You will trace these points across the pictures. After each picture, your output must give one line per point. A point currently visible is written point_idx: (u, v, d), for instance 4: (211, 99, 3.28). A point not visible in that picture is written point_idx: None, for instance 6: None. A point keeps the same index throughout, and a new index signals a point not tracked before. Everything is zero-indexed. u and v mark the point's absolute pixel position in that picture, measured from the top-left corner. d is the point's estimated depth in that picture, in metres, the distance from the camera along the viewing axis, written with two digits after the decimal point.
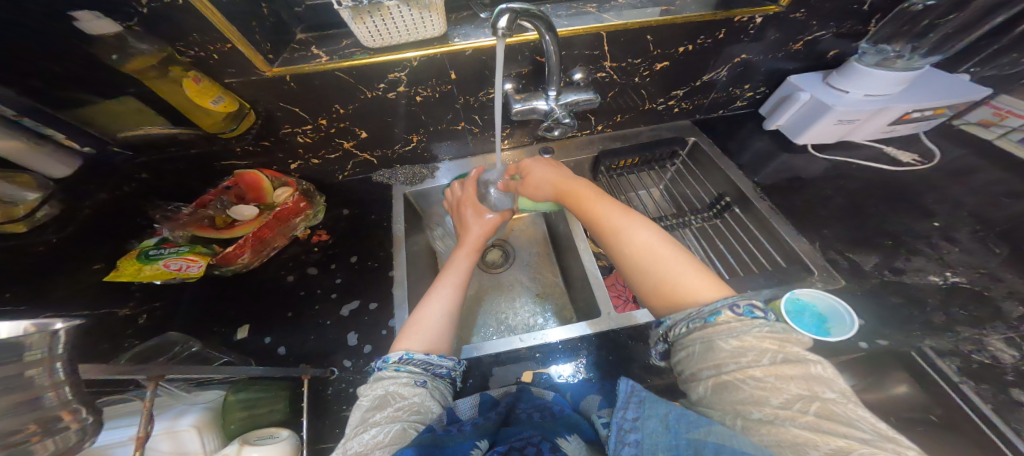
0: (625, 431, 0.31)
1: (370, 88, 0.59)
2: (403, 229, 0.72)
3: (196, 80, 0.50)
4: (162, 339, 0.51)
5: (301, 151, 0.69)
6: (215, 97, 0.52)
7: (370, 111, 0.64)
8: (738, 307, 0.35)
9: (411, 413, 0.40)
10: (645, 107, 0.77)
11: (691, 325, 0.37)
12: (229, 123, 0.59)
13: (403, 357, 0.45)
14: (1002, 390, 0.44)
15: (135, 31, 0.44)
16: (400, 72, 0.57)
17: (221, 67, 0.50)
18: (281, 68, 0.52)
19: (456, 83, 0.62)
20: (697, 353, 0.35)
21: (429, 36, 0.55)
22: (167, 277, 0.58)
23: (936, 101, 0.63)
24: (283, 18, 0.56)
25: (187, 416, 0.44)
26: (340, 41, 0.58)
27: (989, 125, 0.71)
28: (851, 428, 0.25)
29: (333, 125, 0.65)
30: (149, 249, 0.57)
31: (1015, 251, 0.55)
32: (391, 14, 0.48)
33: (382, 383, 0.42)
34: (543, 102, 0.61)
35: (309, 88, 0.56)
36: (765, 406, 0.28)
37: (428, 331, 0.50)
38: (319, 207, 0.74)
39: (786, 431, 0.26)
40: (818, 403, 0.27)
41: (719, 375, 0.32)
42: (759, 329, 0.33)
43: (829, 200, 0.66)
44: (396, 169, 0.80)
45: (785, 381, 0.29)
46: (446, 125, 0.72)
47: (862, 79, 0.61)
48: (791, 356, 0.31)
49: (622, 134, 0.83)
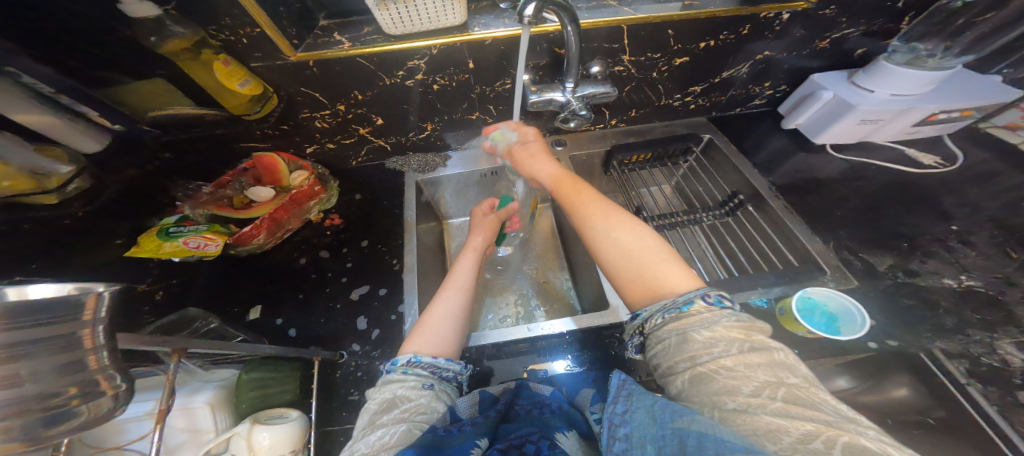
0: (615, 425, 0.33)
1: (389, 75, 0.59)
2: (414, 216, 0.72)
3: (225, 63, 0.51)
4: (182, 315, 0.53)
5: (317, 135, 0.70)
6: (241, 79, 0.53)
7: (388, 97, 0.64)
8: (707, 298, 0.39)
9: (416, 414, 0.41)
10: (661, 103, 0.77)
11: (667, 315, 0.39)
12: (253, 105, 0.60)
13: (411, 360, 0.46)
14: (1009, 393, 0.44)
15: (172, 15, 0.45)
16: (419, 60, 0.57)
17: (248, 51, 0.51)
18: (305, 54, 0.53)
19: (474, 73, 0.62)
20: (673, 345, 0.37)
21: (449, 24, 0.55)
22: (186, 254, 0.58)
23: (964, 103, 0.62)
24: (307, 2, 0.56)
25: (203, 393, 0.47)
26: (362, 28, 0.58)
27: (1016, 129, 0.69)
28: (813, 409, 0.27)
29: (350, 111, 0.65)
30: (170, 226, 0.58)
31: None
32: (414, 2, 0.48)
33: (389, 389, 0.43)
34: (560, 94, 0.61)
35: (330, 74, 0.57)
36: (737, 394, 0.30)
37: (438, 333, 0.50)
38: (333, 191, 0.75)
39: (759, 418, 0.27)
40: (784, 390, 0.29)
41: (695, 367, 0.34)
42: (725, 319, 0.36)
43: (844, 201, 0.66)
44: (409, 157, 0.81)
45: (752, 369, 0.31)
46: (461, 114, 0.72)
47: (888, 78, 0.61)
48: (757, 345, 0.34)
49: (636, 129, 0.83)
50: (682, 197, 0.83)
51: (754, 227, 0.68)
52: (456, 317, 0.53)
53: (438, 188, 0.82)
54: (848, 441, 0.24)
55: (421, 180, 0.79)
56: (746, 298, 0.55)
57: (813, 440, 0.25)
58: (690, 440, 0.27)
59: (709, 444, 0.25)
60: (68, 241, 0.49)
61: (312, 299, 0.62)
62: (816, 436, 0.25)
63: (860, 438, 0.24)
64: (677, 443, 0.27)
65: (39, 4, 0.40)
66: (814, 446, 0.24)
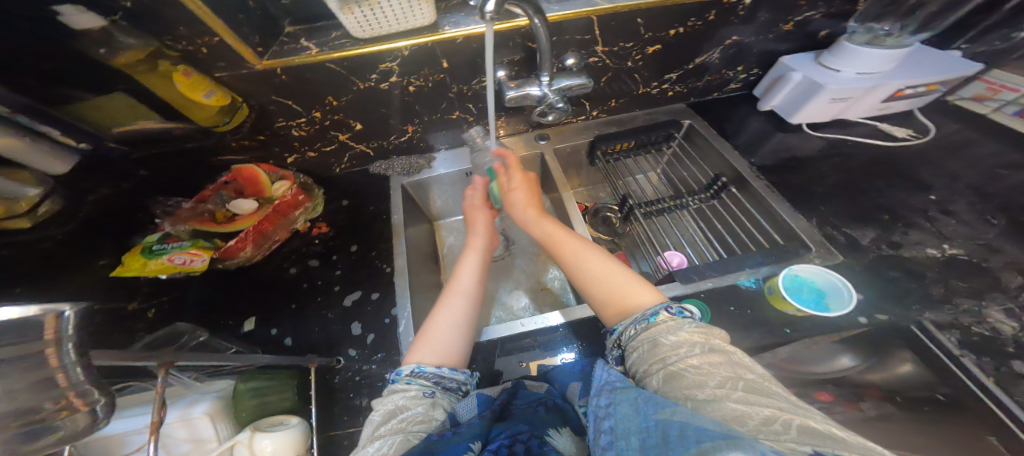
0: (601, 420, 0.33)
1: (362, 79, 0.59)
2: (402, 220, 0.72)
3: (187, 73, 0.50)
4: (171, 330, 0.53)
5: (296, 144, 0.70)
6: (206, 91, 0.53)
7: (364, 102, 0.64)
8: (669, 309, 0.41)
9: (414, 424, 0.40)
10: (640, 92, 0.76)
11: (638, 327, 0.41)
12: (223, 116, 0.59)
13: (415, 370, 0.46)
14: (1004, 362, 0.43)
15: (120, 25, 0.45)
16: (391, 62, 0.57)
17: (210, 61, 0.50)
18: (271, 61, 0.53)
19: (448, 72, 0.62)
20: (645, 351, 0.38)
21: (418, 25, 0.55)
22: (172, 270, 0.59)
23: (931, 77, 0.62)
24: (271, 11, 0.55)
25: (199, 405, 0.46)
26: (330, 33, 0.58)
27: (982, 100, 0.70)
28: (769, 397, 0.28)
29: (327, 118, 0.65)
30: (153, 244, 0.59)
31: (1013, 222, 0.55)
32: (380, 4, 0.48)
33: (390, 398, 0.43)
34: (536, 88, 0.61)
35: (302, 80, 0.57)
36: (704, 386, 0.30)
37: (441, 344, 0.49)
38: (318, 200, 0.75)
39: (726, 406, 0.28)
40: (743, 382, 0.30)
41: (666, 366, 0.35)
42: (688, 325, 0.38)
43: (824, 177, 0.65)
44: (393, 160, 0.80)
45: (715, 366, 0.32)
46: (440, 114, 0.72)
47: (854, 57, 0.61)
48: (715, 347, 0.35)
49: (618, 119, 0.82)
50: (669, 183, 0.83)
51: (740, 209, 0.68)
52: (461, 325, 0.52)
53: (424, 190, 0.81)
54: (802, 424, 0.24)
55: (405, 187, 0.79)
56: (735, 280, 0.55)
57: (773, 422, 0.25)
58: (673, 429, 0.26)
59: (689, 433, 0.25)
60: (45, 261, 0.49)
61: (303, 305, 0.62)
62: (775, 419, 0.25)
63: (812, 421, 0.25)
64: (660, 434, 0.27)
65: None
66: (772, 425, 0.25)
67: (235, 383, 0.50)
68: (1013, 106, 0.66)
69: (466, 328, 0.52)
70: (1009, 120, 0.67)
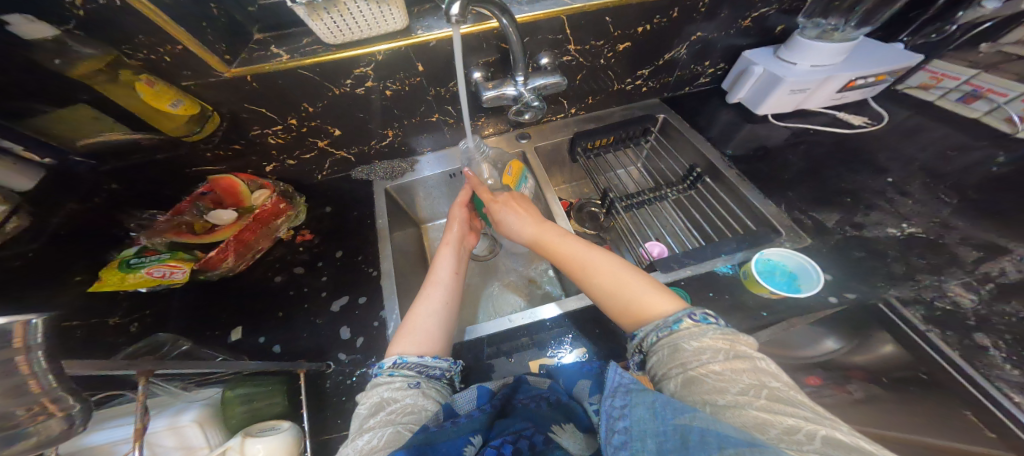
0: (614, 419, 0.33)
1: (337, 84, 0.60)
2: (386, 224, 0.73)
3: (151, 84, 0.51)
4: (153, 339, 0.52)
5: (275, 152, 0.71)
6: (173, 100, 0.53)
7: (339, 107, 0.65)
8: (693, 316, 0.40)
9: (404, 415, 0.41)
10: (615, 88, 0.78)
11: (660, 334, 0.40)
12: (193, 126, 0.59)
13: (397, 361, 0.46)
14: (967, 335, 0.45)
15: (75, 35, 0.45)
16: (365, 66, 0.58)
17: (175, 69, 0.52)
18: (239, 69, 0.54)
19: (424, 75, 0.63)
20: (665, 355, 0.38)
21: (393, 29, 0.56)
22: (152, 284, 0.57)
23: (878, 67, 0.65)
24: (237, 18, 0.57)
25: (188, 412, 0.44)
26: (301, 40, 0.60)
27: (928, 88, 0.77)
28: (794, 407, 0.28)
29: (303, 124, 0.66)
30: (131, 258, 0.57)
31: (963, 199, 0.58)
32: (349, 9, 0.48)
33: (376, 391, 0.43)
34: (511, 88, 0.61)
35: (273, 87, 0.58)
36: (727, 394, 0.31)
37: (420, 333, 0.50)
38: (301, 207, 0.75)
39: (747, 413, 0.28)
40: (767, 390, 0.30)
41: (686, 371, 0.35)
42: (710, 330, 0.37)
43: (790, 165, 0.68)
44: (374, 165, 0.81)
45: (738, 373, 0.32)
46: (420, 117, 0.72)
47: (807, 50, 0.64)
48: (740, 353, 0.34)
49: (595, 116, 0.84)
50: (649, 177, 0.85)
51: (714, 199, 0.69)
52: (439, 313, 0.53)
53: (408, 193, 0.82)
54: (827, 435, 0.25)
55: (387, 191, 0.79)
56: (712, 266, 0.56)
57: (796, 432, 0.26)
58: (694, 435, 0.27)
59: (712, 441, 0.25)
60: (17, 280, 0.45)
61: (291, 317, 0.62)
62: (798, 429, 0.26)
63: (837, 432, 0.26)
64: (679, 438, 0.27)
65: None
66: (799, 434, 0.25)
67: (222, 391, 0.49)
68: (955, 94, 0.73)
69: (446, 317, 0.53)
70: (952, 105, 0.74)
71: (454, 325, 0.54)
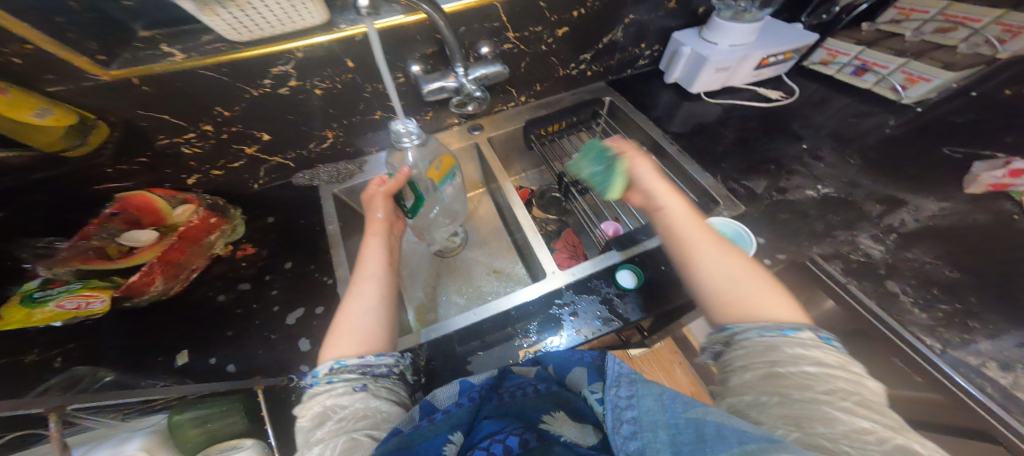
0: (622, 410, 0.35)
1: (255, 84, 0.58)
2: (337, 228, 0.69)
3: (3, 91, 0.43)
4: (66, 375, 0.48)
5: (193, 164, 0.65)
6: (37, 109, 0.45)
7: (268, 108, 0.63)
8: (813, 332, 0.38)
9: (356, 421, 0.39)
10: (560, 74, 0.79)
11: (765, 333, 0.38)
12: (73, 139, 0.51)
13: (333, 367, 0.43)
14: (880, 281, 0.52)
15: None
16: (284, 64, 0.56)
17: (34, 73, 0.45)
18: (122, 71, 0.49)
19: (356, 72, 0.62)
20: (754, 350, 0.37)
21: (311, 24, 0.54)
22: (67, 316, 0.53)
23: (782, 46, 0.74)
24: (115, 17, 0.49)
25: (131, 442, 0.41)
26: (198, 36, 0.54)
27: (828, 63, 0.88)
28: (878, 413, 0.29)
29: (226, 130, 0.63)
30: (33, 291, 0.51)
31: (863, 159, 0.69)
32: (249, 5, 0.45)
33: (317, 400, 0.40)
34: (452, 79, 0.61)
35: (170, 89, 0.54)
36: (811, 389, 0.31)
37: (355, 334, 0.46)
38: (237, 219, 0.70)
39: (823, 411, 0.29)
40: (857, 396, 0.31)
41: (771, 367, 0.35)
42: (826, 348, 0.35)
43: (724, 137, 0.74)
44: (317, 170, 0.78)
45: (833, 377, 0.32)
46: (360, 116, 0.71)
47: (724, 30, 0.71)
48: (852, 371, 0.33)
49: (545, 101, 0.84)
50: None
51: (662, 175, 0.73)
52: (376, 310, 0.50)
53: (358, 196, 0.79)
54: (902, 443, 0.26)
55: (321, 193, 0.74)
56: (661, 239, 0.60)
57: (870, 436, 0.27)
58: (708, 428, 0.29)
59: (731, 435, 0.27)
60: None
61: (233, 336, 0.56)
62: (877, 435, 0.27)
63: (917, 444, 0.27)
64: (694, 433, 0.29)
65: None
66: (891, 444, 0.26)
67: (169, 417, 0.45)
68: (849, 67, 0.85)
69: (384, 314, 0.50)
70: (847, 77, 0.85)
71: (393, 321, 0.51)
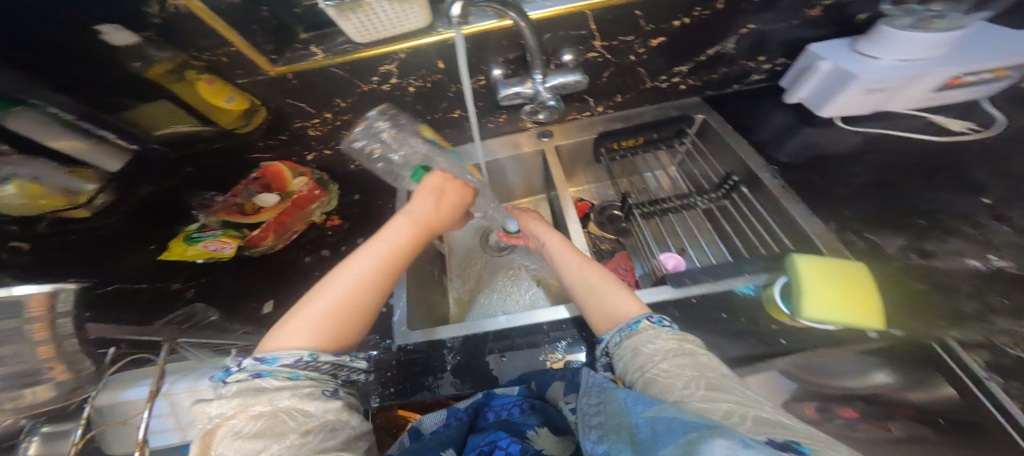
0: (591, 417, 0.36)
1: (599, 76, 0.69)
2: (569, 195, 0.73)
3: (210, 82, 0.55)
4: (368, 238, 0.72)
5: (521, 125, 0.80)
6: (227, 96, 0.57)
7: (601, 93, 0.73)
8: (652, 319, 0.43)
9: (327, 435, 0.33)
10: (929, 172, 0.56)
11: (622, 335, 0.43)
12: (243, 119, 0.64)
13: (303, 359, 0.35)
14: None
15: (240, 52, 0.53)
16: (638, 59, 0.65)
17: (340, 65, 0.58)
18: (426, 44, 0.57)
19: (677, 121, 0.73)
20: (629, 359, 0.40)
21: (670, 33, 0.61)
22: (206, 256, 0.63)
23: None
24: (386, 44, 0.57)
25: (206, 379, 0.44)
26: (550, 42, 0.59)
27: None
28: (724, 394, 0.32)
29: (573, 116, 0.79)
30: (193, 232, 0.63)
31: None
32: (557, 17, 0.56)
33: (269, 397, 0.32)
34: (767, 173, 0.61)
35: (406, 68, 0.61)
36: (674, 389, 0.34)
37: (316, 324, 0.39)
38: (519, 161, 0.81)
39: (692, 406, 0.31)
40: (754, 412, 0.30)
41: (644, 373, 0.37)
42: (665, 334, 0.40)
43: None
44: (595, 171, 0.86)
45: (680, 370, 0.36)
46: (663, 135, 0.74)
47: None
48: (686, 351, 0.38)
49: (929, 173, 0.56)
50: None
51: None
52: (352, 300, 0.42)
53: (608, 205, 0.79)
54: (755, 416, 0.29)
55: (582, 191, 0.88)
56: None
57: (731, 415, 0.30)
58: (662, 424, 0.28)
59: (679, 426, 0.27)
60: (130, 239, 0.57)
61: (500, 263, 0.81)
62: (732, 413, 0.30)
63: (762, 413, 0.30)
64: (649, 428, 0.29)
65: (169, 41, 0.50)
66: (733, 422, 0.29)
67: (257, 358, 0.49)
68: None
69: (357, 306, 0.42)
70: None
71: (368, 318, 0.43)
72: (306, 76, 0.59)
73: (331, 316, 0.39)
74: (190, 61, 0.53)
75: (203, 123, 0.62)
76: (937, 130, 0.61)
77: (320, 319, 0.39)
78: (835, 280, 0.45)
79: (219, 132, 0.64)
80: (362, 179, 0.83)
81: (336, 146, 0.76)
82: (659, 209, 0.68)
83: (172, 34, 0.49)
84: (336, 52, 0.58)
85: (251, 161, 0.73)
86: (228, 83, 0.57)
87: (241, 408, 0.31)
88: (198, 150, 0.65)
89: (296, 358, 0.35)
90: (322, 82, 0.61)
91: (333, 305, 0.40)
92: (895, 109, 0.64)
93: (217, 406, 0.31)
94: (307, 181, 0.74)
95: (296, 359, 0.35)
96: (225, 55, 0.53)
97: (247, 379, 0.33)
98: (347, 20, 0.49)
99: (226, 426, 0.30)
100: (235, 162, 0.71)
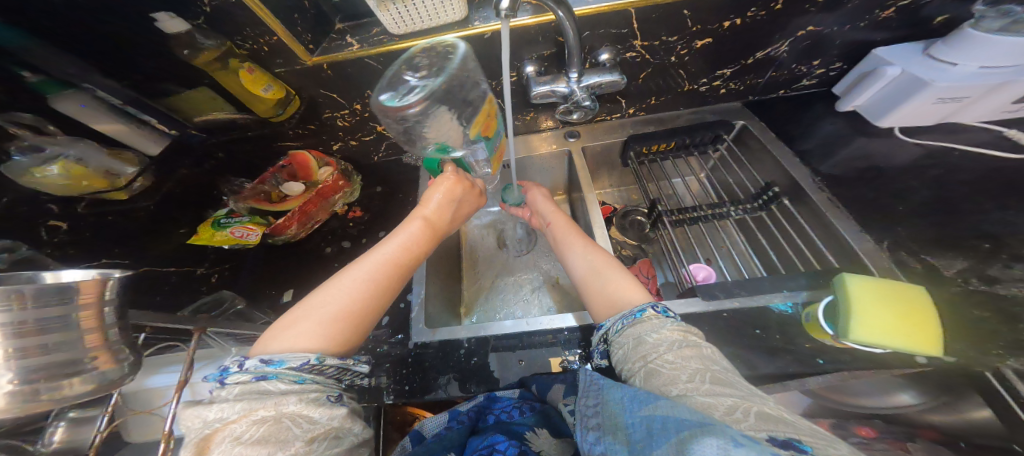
0: (588, 418, 0.34)
1: (636, 77, 0.66)
2: (594, 198, 0.71)
3: (250, 70, 0.55)
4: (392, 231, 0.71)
5: (550, 124, 0.79)
6: (264, 85, 0.57)
7: (635, 94, 0.71)
8: (656, 308, 0.42)
9: (329, 444, 0.32)
10: (987, 193, 0.53)
11: (625, 322, 0.42)
12: (276, 108, 0.64)
13: (310, 363, 0.34)
14: None
15: (280, 41, 0.52)
16: (679, 61, 0.63)
17: (376, 57, 0.57)
18: (464, 38, 0.56)
19: (714, 126, 0.70)
20: (630, 348, 0.39)
21: (714, 35, 0.58)
22: (233, 243, 0.64)
23: None
24: (425, 36, 0.56)
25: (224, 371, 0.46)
26: (590, 40, 0.57)
27: None
28: (732, 388, 0.31)
29: (604, 117, 0.77)
30: (221, 218, 0.64)
31: None
32: (601, 14, 0.54)
33: (273, 401, 0.30)
34: (809, 182, 0.60)
35: None
36: (679, 382, 0.33)
37: (321, 325, 0.38)
38: (543, 160, 0.79)
39: (694, 399, 0.30)
40: (757, 407, 0.28)
41: (647, 364, 0.36)
42: (670, 324, 0.39)
43: None
44: (620, 175, 0.84)
45: (687, 361, 0.34)
46: (697, 140, 0.72)
47: None
48: (690, 343, 0.37)
49: (989, 194, 0.53)
50: None
51: None
52: (360, 302, 0.41)
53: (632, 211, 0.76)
54: (761, 411, 0.28)
55: (605, 194, 0.86)
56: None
57: (736, 411, 0.28)
58: (658, 423, 0.27)
59: (673, 427, 0.26)
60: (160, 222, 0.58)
61: (517, 264, 0.79)
62: (737, 408, 0.28)
63: (766, 407, 0.29)
64: (647, 428, 0.28)
65: (214, 28, 0.50)
66: (734, 415, 0.28)
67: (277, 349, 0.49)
68: None
69: (363, 309, 0.41)
70: None
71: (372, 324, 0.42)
72: (340, 67, 0.58)
73: (341, 319, 0.39)
74: (233, 49, 0.53)
75: (239, 110, 0.62)
76: (1010, 147, 0.57)
77: (325, 320, 0.38)
78: (896, 301, 0.42)
79: (252, 120, 0.64)
80: (385, 172, 0.83)
81: (362, 138, 0.75)
82: (690, 217, 0.65)
83: (217, 23, 0.49)
84: (372, 43, 0.57)
85: (280, 149, 0.73)
86: (267, 72, 0.57)
87: (244, 412, 0.29)
88: (232, 136, 0.66)
89: (301, 361, 0.34)
90: (356, 74, 0.60)
91: (339, 308, 0.40)
92: (962, 119, 0.61)
93: (216, 408, 0.29)
94: (332, 170, 0.73)
95: (302, 362, 0.34)
96: (265, 44, 0.52)
97: (250, 381, 0.31)
98: (386, 11, 0.50)
99: (226, 430, 0.29)
100: (265, 150, 0.71)
